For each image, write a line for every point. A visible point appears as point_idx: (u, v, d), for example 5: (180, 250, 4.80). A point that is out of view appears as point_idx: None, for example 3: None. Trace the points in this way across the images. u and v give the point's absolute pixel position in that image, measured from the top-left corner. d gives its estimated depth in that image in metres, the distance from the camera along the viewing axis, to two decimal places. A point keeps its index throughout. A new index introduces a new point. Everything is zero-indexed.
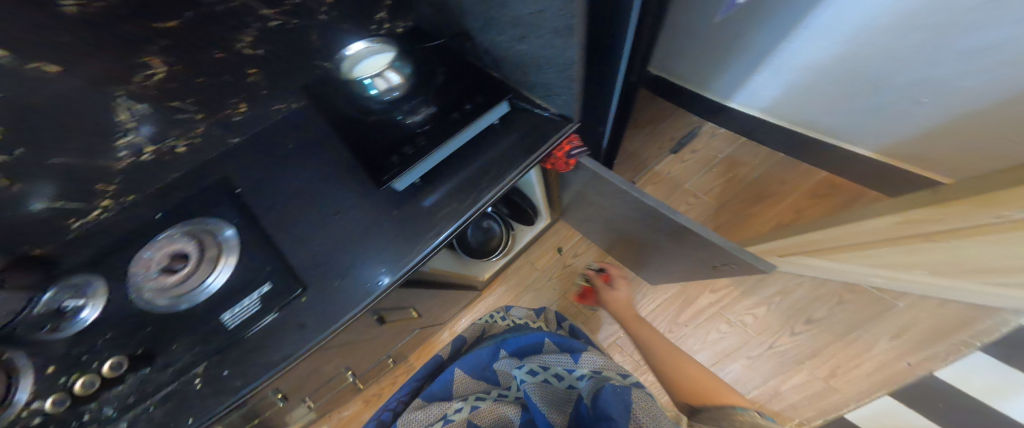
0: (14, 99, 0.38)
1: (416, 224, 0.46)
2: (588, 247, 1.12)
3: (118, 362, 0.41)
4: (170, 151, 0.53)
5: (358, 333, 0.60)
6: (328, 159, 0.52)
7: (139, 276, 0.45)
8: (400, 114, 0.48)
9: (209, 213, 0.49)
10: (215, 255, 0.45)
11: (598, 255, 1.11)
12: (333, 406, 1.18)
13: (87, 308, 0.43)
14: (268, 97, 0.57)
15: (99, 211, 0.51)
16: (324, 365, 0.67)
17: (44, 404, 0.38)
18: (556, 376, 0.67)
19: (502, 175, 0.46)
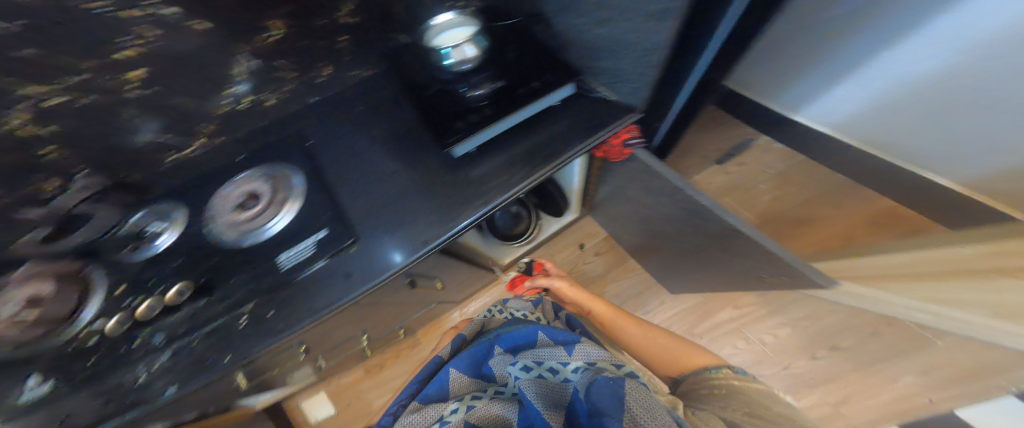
0: (166, 49, 0.42)
1: (465, 192, 0.48)
2: (610, 248, 1.11)
3: (183, 290, 0.44)
4: (262, 102, 0.57)
5: (388, 293, 0.62)
6: (392, 121, 0.57)
7: (218, 206, 0.51)
8: (464, 87, 0.52)
9: (284, 161, 0.55)
10: (280, 199, 0.51)
11: (621, 256, 1.10)
12: (336, 369, 1.21)
13: (164, 235, 0.48)
14: (350, 63, 0.60)
15: (191, 150, 0.55)
16: (348, 323, 0.70)
17: (105, 324, 0.41)
18: (553, 371, 0.58)
19: (552, 161, 0.47)
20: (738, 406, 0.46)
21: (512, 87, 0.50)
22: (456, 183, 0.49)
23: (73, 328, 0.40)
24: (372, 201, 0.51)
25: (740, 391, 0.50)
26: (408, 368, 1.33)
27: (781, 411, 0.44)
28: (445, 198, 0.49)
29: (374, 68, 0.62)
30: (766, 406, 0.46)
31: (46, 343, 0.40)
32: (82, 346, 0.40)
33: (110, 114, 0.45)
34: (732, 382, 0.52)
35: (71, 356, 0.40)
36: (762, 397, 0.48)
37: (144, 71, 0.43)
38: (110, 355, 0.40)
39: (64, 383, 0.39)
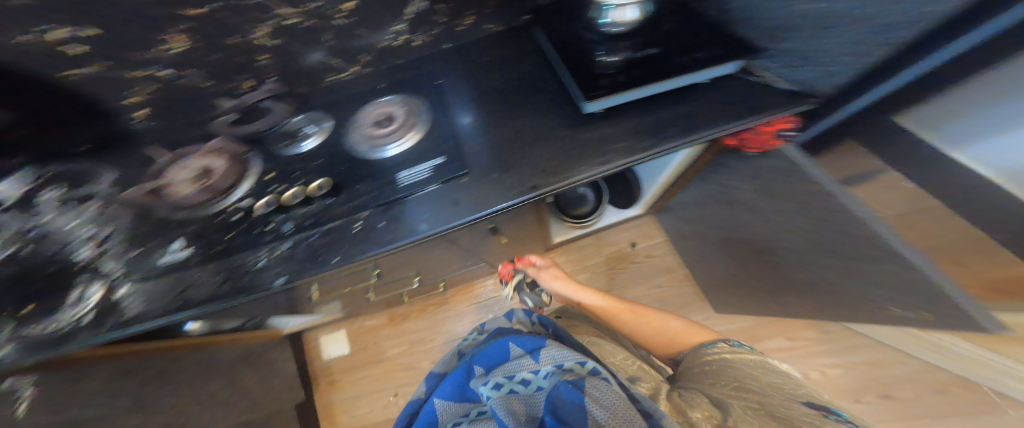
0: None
1: (583, 149, 0.46)
2: (665, 254, 1.10)
3: (321, 185, 0.52)
4: (409, 43, 0.61)
5: (472, 234, 0.64)
6: (527, 71, 0.56)
7: (360, 120, 0.57)
8: (602, 51, 0.50)
9: (418, 93, 0.60)
10: (411, 126, 0.56)
11: (676, 264, 1.09)
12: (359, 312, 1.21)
13: (311, 138, 0.57)
14: (490, 16, 0.60)
15: (345, 74, 0.62)
16: (422, 259, 0.73)
17: (258, 202, 0.51)
18: (525, 382, 0.55)
19: (695, 132, 0.42)
20: (731, 380, 0.45)
21: (657, 60, 0.48)
22: (582, 139, 0.47)
23: (225, 201, 0.52)
24: (494, 142, 0.52)
25: (735, 367, 0.48)
26: (429, 323, 1.32)
27: (769, 382, 0.43)
28: (567, 152, 0.47)
29: (510, 25, 0.62)
30: (758, 378, 0.45)
31: (198, 211, 0.51)
32: (225, 219, 0.50)
33: (310, 34, 0.55)
34: (727, 355, 0.51)
35: (219, 226, 0.50)
36: (769, 376, 0.45)
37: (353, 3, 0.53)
38: (243, 233, 0.49)
39: (196, 254, 0.48)
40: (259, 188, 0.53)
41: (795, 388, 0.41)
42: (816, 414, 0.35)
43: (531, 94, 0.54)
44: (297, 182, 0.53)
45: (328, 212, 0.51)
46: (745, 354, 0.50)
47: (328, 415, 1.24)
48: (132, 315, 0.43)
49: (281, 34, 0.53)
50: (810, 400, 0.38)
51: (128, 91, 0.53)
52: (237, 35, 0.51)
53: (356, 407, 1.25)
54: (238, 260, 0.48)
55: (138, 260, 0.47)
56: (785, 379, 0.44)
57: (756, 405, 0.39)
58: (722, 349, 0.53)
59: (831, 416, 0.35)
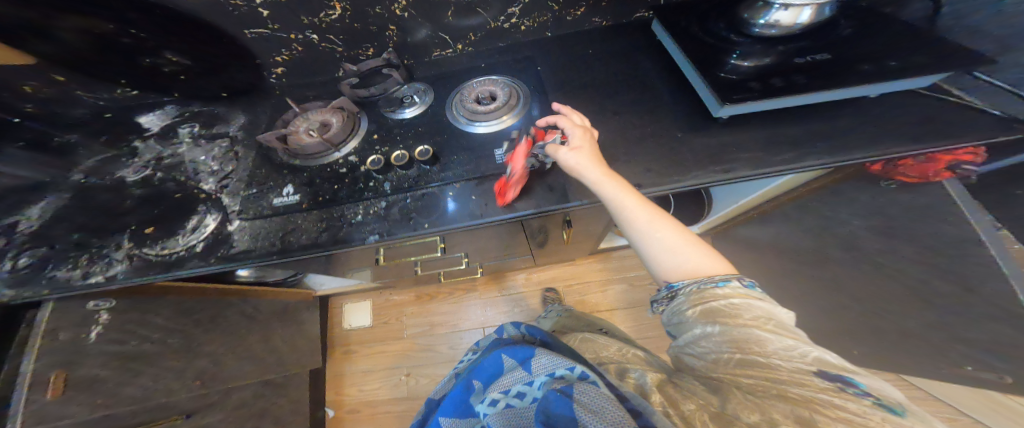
0: None
1: (700, 153, 0.44)
2: None
3: (425, 151, 0.52)
4: (519, 26, 0.64)
5: (547, 227, 0.63)
6: (634, 67, 0.56)
7: (465, 94, 0.60)
8: (735, 54, 0.47)
9: (518, 77, 0.61)
10: (512, 109, 0.56)
11: None
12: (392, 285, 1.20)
13: (411, 108, 0.61)
14: (603, 9, 0.61)
15: (451, 50, 0.69)
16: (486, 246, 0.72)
17: (368, 161, 0.55)
18: (522, 396, 0.36)
19: (842, 154, 0.39)
20: (733, 350, 0.32)
21: (812, 65, 0.42)
22: (696, 141, 0.46)
23: (336, 155, 0.59)
24: (598, 135, 0.50)
25: (729, 316, 0.34)
26: (452, 307, 1.25)
27: (778, 347, 0.31)
28: (678, 154, 0.45)
29: (617, 22, 0.63)
30: (766, 341, 0.32)
31: (314, 160, 0.59)
32: (335, 170, 0.57)
33: (435, 8, 0.61)
34: (731, 301, 0.35)
35: (330, 176, 0.57)
36: (763, 325, 0.33)
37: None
38: (348, 187, 0.55)
39: (303, 200, 0.55)
40: (365, 144, 0.59)
41: (798, 347, 0.31)
42: (830, 389, 0.27)
43: (638, 87, 0.53)
44: (405, 148, 0.56)
45: (426, 178, 0.52)
46: (749, 300, 0.35)
47: (335, 385, 1.19)
48: (238, 248, 0.52)
49: (414, 8, 0.61)
50: (818, 367, 0.29)
51: (281, 49, 0.66)
52: (380, 6, 0.60)
53: (365, 382, 1.19)
54: (337, 210, 0.53)
55: (255, 199, 0.57)
56: (790, 330, 0.33)
57: (766, 383, 0.29)
58: (727, 289, 0.36)
59: (849, 389, 0.26)
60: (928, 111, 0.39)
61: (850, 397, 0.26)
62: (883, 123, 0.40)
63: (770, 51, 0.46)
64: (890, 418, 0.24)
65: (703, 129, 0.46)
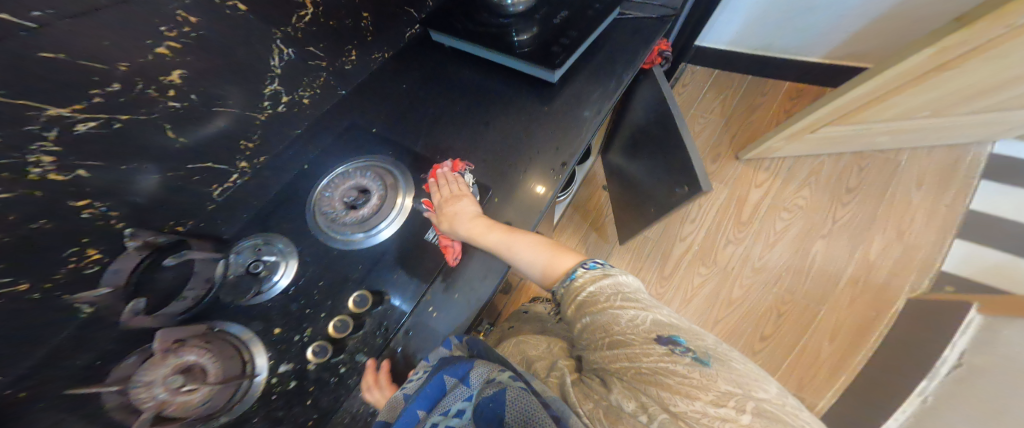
0: (224, 57, 0.52)
1: (550, 139, 0.67)
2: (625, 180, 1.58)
3: (362, 299, 0.57)
4: (300, 100, 0.67)
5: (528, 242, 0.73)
6: (453, 97, 0.72)
7: (327, 207, 0.63)
8: (513, 32, 0.69)
9: (354, 162, 0.66)
10: (392, 188, 0.64)
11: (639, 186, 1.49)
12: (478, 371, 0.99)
13: (278, 274, 0.60)
14: (372, 42, 0.73)
15: (238, 174, 0.63)
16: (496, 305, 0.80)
17: (310, 353, 0.56)
18: (462, 413, 0.40)
19: (603, 99, 0.69)
20: (602, 336, 0.46)
21: (548, 35, 0.68)
22: (538, 136, 0.67)
23: (260, 378, 0.55)
24: (490, 163, 0.66)
25: (596, 304, 0.48)
26: None
27: (627, 320, 0.45)
28: (552, 134, 0.67)
29: (395, 48, 0.78)
30: (619, 319, 0.46)
31: (244, 401, 0.53)
32: (284, 390, 0.55)
33: (156, 137, 0.50)
34: (589, 288, 0.50)
35: (290, 395, 0.55)
36: (625, 306, 0.47)
37: (183, 71, 0.49)
38: (320, 387, 0.56)
39: None
40: (280, 347, 0.57)
41: (643, 318, 0.45)
42: (666, 354, 0.41)
43: (461, 115, 0.70)
44: (336, 311, 0.58)
45: (388, 316, 0.58)
46: (600, 279, 0.51)
47: None
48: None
49: (75, 158, 0.43)
50: (657, 332, 0.44)
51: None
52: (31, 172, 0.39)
53: None
54: (344, 416, 0.55)
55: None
56: (632, 301, 0.48)
57: (627, 363, 0.42)
58: (585, 277, 0.52)
59: (678, 350, 0.41)
60: (598, 53, 0.75)
61: (678, 359, 0.40)
62: (591, 75, 0.72)
63: (524, 22, 0.70)
64: (699, 368, 0.39)
65: (529, 124, 0.68)
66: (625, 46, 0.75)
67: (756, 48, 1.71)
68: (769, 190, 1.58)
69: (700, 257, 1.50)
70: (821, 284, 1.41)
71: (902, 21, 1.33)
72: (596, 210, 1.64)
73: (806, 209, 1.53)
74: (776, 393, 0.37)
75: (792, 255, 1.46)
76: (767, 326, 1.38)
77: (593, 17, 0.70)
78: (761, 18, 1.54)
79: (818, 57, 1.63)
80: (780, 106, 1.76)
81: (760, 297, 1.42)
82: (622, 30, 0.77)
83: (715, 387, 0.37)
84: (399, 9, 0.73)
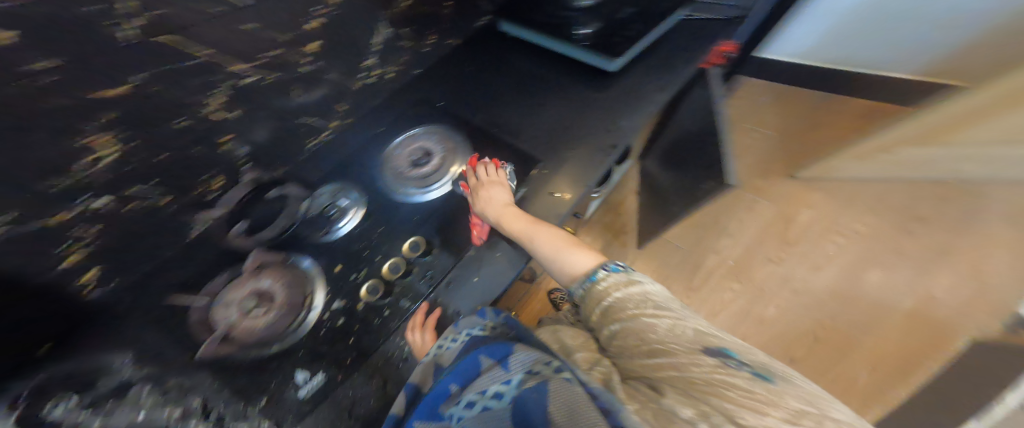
0: (344, 34, 0.60)
1: (602, 127, 0.75)
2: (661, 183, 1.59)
3: (417, 244, 0.68)
4: (384, 75, 0.74)
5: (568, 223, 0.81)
6: (511, 79, 0.83)
7: (395, 159, 0.77)
8: (574, 25, 0.77)
9: (422, 130, 0.80)
10: (452, 154, 0.77)
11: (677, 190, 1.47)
12: None
13: (346, 219, 0.72)
14: (450, 29, 0.79)
15: (326, 131, 0.72)
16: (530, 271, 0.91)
17: (364, 291, 0.65)
18: (499, 396, 0.44)
19: (654, 98, 0.76)
20: (637, 342, 0.50)
21: (608, 30, 0.76)
22: (588, 121, 0.76)
23: (312, 313, 0.64)
24: (542, 140, 0.76)
25: (627, 311, 0.55)
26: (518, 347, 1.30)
27: (665, 330, 0.50)
28: (601, 120, 0.76)
29: (464, 35, 0.84)
30: (655, 329, 0.50)
31: (295, 332, 0.63)
32: (330, 328, 0.64)
33: (279, 91, 0.57)
34: (616, 292, 0.58)
35: (335, 334, 0.64)
36: (659, 315, 0.52)
37: (318, 43, 0.57)
38: (363, 330, 0.64)
39: (331, 374, 0.61)
40: (337, 282, 0.67)
41: (682, 329, 0.50)
42: (719, 364, 0.42)
43: (521, 97, 0.80)
44: (390, 256, 0.68)
45: (434, 266, 0.68)
46: (630, 285, 0.58)
47: None
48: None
49: (224, 103, 0.50)
50: (704, 345, 0.46)
51: (59, 247, 0.42)
52: (187, 119, 0.46)
53: None
54: (380, 356, 0.64)
55: (271, 413, 0.58)
56: (668, 313, 0.53)
57: (673, 373, 0.43)
58: (610, 282, 0.59)
59: (729, 362, 0.42)
60: (653, 51, 0.81)
61: (730, 369, 0.41)
62: (648, 70, 0.80)
63: (589, 16, 0.77)
64: (757, 379, 0.40)
65: (582, 109, 0.77)
66: (682, 48, 0.82)
67: (828, 62, 1.71)
68: (823, 211, 1.58)
69: (736, 272, 1.49)
70: (867, 312, 1.41)
71: (997, 37, 1.33)
72: (623, 217, 1.63)
73: (865, 235, 1.52)
74: (848, 415, 0.37)
75: (839, 281, 1.46)
76: (800, 348, 1.37)
77: (656, 18, 0.79)
78: (849, 25, 1.53)
79: (905, 73, 1.61)
80: (831, 128, 1.76)
81: (796, 319, 1.41)
82: (682, 34, 0.84)
83: (786, 404, 0.36)
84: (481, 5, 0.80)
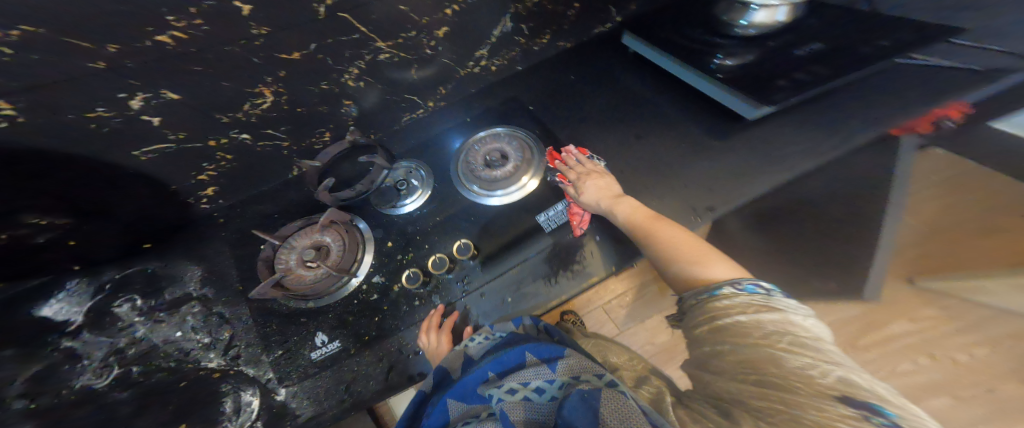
0: (463, 26, 0.71)
1: (711, 180, 0.63)
2: None
3: (465, 247, 0.65)
4: (490, 66, 0.83)
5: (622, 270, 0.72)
6: (612, 96, 0.79)
7: (472, 155, 0.76)
8: (720, 54, 0.68)
9: (504, 134, 0.77)
10: (529, 164, 0.72)
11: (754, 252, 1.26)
12: None
13: (409, 198, 0.74)
14: (565, 31, 0.83)
15: (422, 111, 0.86)
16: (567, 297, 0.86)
17: (404, 277, 0.66)
18: (541, 391, 0.47)
19: (797, 159, 0.60)
20: (748, 373, 0.36)
21: (761, 67, 0.63)
22: (693, 166, 0.65)
23: (355, 280, 0.69)
24: (626, 173, 0.68)
25: (749, 336, 0.37)
26: None
27: (796, 366, 0.34)
28: (713, 170, 0.64)
29: (577, 39, 0.87)
30: (782, 363, 0.34)
31: (336, 295, 0.68)
32: (364, 299, 0.67)
33: (398, 63, 0.73)
34: (740, 317, 0.39)
35: (363, 308, 0.67)
36: (791, 350, 0.35)
37: (446, 29, 0.70)
38: (388, 313, 0.66)
39: (345, 347, 0.64)
40: (383, 256, 0.70)
41: (824, 371, 0.33)
42: (855, 417, 0.29)
43: (619, 122, 0.75)
44: (436, 248, 0.68)
45: (473, 274, 0.65)
46: (761, 307, 0.39)
47: None
48: (305, 416, 0.60)
49: (365, 74, 0.72)
50: (843, 394, 0.31)
51: (204, 164, 0.72)
52: (327, 81, 0.69)
53: None
54: (393, 344, 0.63)
55: (287, 363, 0.63)
56: (810, 350, 0.35)
57: (782, 409, 0.32)
58: (733, 298, 0.41)
59: (876, 419, 0.28)
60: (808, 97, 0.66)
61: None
62: (796, 125, 0.63)
63: (745, 48, 0.67)
64: None
65: (688, 152, 0.67)
66: (858, 100, 0.63)
67: None
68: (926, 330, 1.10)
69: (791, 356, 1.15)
70: None
71: None
72: None
73: (963, 371, 1.08)
74: None
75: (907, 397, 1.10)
76: None
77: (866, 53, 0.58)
78: None
79: None
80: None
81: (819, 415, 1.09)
82: (882, 81, 0.63)
83: None
84: (606, 17, 0.84)
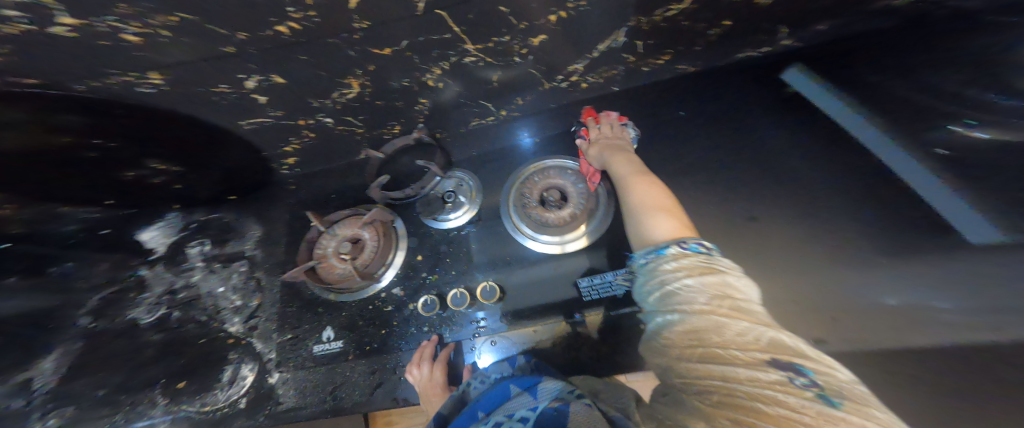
0: (572, 37, 0.58)
1: (870, 302, 0.46)
2: None
3: (488, 289, 0.57)
4: (581, 83, 0.71)
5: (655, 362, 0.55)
6: (722, 146, 0.64)
7: (528, 184, 0.68)
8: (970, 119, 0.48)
9: (570, 170, 0.68)
10: (592, 213, 0.61)
11: None
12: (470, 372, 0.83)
13: (452, 212, 0.68)
14: (692, 53, 0.66)
15: (492, 119, 0.79)
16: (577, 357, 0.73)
17: (419, 302, 0.59)
18: (525, 419, 0.31)
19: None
20: (689, 341, 0.31)
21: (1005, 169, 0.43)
22: (844, 271, 0.49)
23: (377, 287, 0.65)
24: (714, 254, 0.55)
25: (692, 304, 0.33)
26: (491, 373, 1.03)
27: (733, 333, 0.29)
28: (865, 289, 0.47)
29: (702, 64, 0.69)
30: (722, 328, 0.30)
31: (354, 295, 0.65)
32: (378, 307, 0.63)
33: (481, 67, 0.63)
34: (687, 280, 0.35)
35: (373, 317, 0.63)
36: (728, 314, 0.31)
37: (546, 37, 0.58)
38: (392, 330, 0.60)
39: (343, 350, 0.61)
40: (409, 268, 0.66)
41: (755, 331, 0.29)
42: (781, 382, 0.24)
43: (725, 190, 0.60)
44: (462, 279, 0.62)
45: (491, 320, 0.57)
46: (711, 270, 0.35)
47: None
48: (286, 405, 0.59)
49: (446, 76, 0.65)
50: (773, 356, 0.26)
51: (291, 137, 0.74)
52: (409, 78, 0.64)
53: None
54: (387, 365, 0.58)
55: (291, 349, 0.64)
56: (749, 314, 0.31)
57: (712, 380, 0.27)
58: (682, 258, 0.37)
59: (798, 380, 0.24)
60: None
61: (796, 390, 0.23)
62: None
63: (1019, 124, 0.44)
64: (826, 412, 0.21)
65: (833, 252, 0.51)
66: None
67: None
68: None
69: None
70: None
71: None
72: None
73: None
74: None
75: None
76: None
77: None
78: None
79: None
80: None
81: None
82: None
83: None
84: (755, 43, 0.64)
